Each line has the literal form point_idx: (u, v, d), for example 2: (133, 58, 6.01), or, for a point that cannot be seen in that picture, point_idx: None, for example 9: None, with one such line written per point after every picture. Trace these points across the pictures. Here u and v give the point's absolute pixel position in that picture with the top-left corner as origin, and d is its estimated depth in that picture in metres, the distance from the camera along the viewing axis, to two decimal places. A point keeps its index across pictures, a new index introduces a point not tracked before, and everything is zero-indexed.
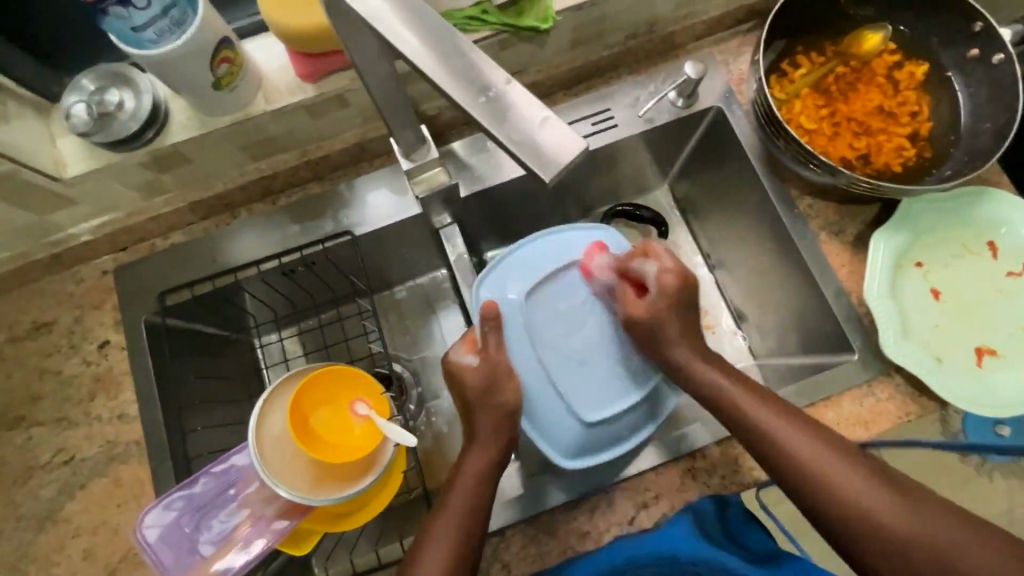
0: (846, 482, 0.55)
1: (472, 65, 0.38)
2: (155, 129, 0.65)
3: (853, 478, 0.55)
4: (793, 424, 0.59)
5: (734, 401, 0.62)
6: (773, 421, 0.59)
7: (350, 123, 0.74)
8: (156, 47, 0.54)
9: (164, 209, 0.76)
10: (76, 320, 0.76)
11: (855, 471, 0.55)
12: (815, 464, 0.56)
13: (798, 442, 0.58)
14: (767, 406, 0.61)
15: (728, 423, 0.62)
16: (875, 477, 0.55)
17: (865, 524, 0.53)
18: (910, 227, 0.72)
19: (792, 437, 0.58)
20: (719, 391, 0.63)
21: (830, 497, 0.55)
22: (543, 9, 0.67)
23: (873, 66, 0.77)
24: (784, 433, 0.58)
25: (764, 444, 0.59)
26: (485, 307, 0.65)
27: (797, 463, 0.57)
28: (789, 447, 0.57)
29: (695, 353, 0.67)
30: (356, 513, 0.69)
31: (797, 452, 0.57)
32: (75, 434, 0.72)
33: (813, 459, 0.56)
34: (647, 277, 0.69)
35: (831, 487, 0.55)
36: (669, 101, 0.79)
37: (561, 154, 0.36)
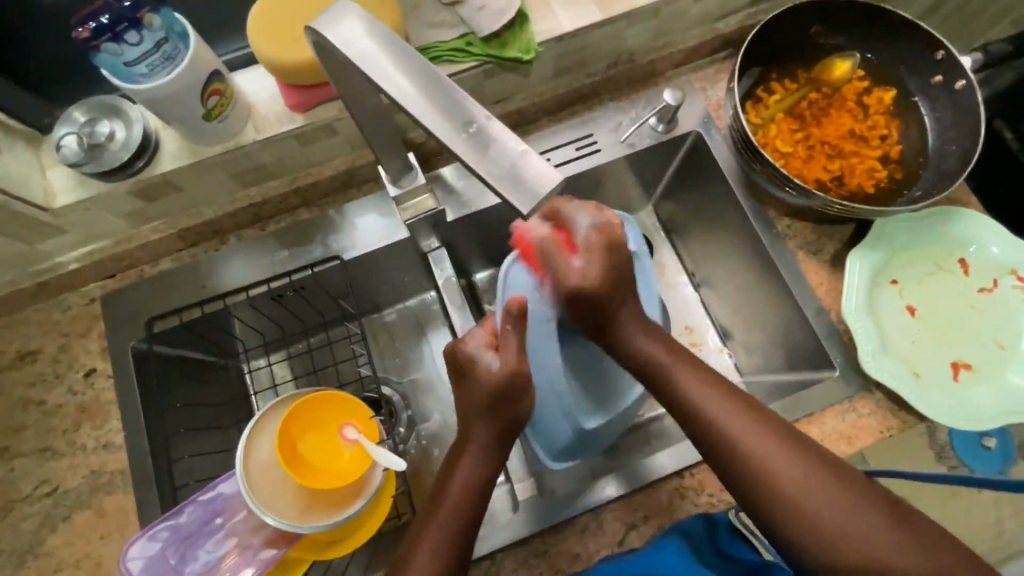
0: (771, 459, 0.52)
1: (455, 101, 0.40)
2: (145, 158, 0.65)
3: (788, 461, 0.52)
4: (732, 404, 0.55)
5: (702, 408, 0.56)
6: (745, 434, 0.54)
7: (339, 150, 0.76)
8: (147, 81, 0.56)
9: (153, 236, 0.76)
10: (62, 348, 0.75)
11: (794, 458, 0.52)
12: (754, 449, 0.53)
13: (762, 446, 0.53)
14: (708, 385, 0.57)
15: (667, 400, 0.59)
16: (803, 456, 0.52)
17: (779, 501, 0.51)
18: (884, 246, 0.74)
19: (729, 413, 0.55)
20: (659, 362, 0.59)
21: (761, 483, 0.52)
22: (526, 41, 0.70)
23: (843, 92, 0.81)
24: (750, 439, 0.53)
25: (696, 423, 0.56)
26: (510, 303, 0.55)
27: (770, 477, 0.52)
28: (726, 426, 0.54)
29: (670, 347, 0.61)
30: (345, 540, 0.69)
31: (732, 434, 0.54)
32: (58, 465, 0.71)
33: (749, 439, 0.53)
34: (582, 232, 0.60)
35: (766, 472, 0.52)
36: (650, 126, 0.82)
37: (540, 186, 0.37)
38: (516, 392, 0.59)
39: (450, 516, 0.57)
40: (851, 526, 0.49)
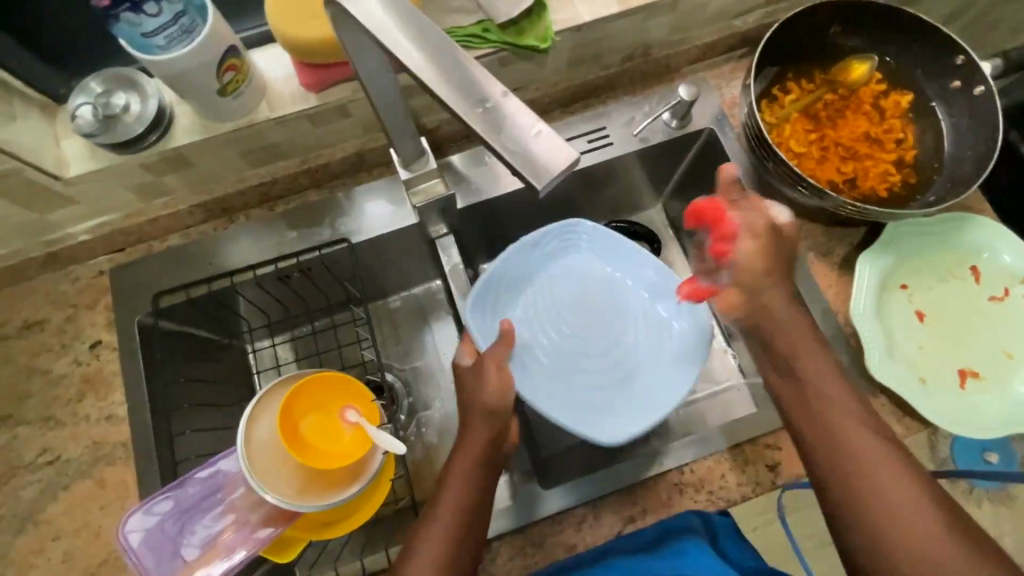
0: (885, 474, 0.52)
1: (471, 77, 0.40)
2: (158, 133, 0.65)
3: (914, 500, 0.51)
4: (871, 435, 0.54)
5: (831, 410, 0.56)
6: (867, 450, 0.53)
7: (351, 133, 0.75)
8: (164, 52, 0.56)
9: (162, 211, 0.76)
10: (68, 320, 0.76)
11: (908, 484, 0.52)
12: (885, 488, 0.52)
13: (881, 464, 0.53)
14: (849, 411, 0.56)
15: (795, 419, 0.58)
16: (920, 483, 0.52)
17: (882, 517, 0.51)
18: (895, 251, 0.73)
19: (862, 445, 0.54)
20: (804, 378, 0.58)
21: (881, 519, 0.51)
22: (543, 30, 0.69)
23: (860, 94, 0.80)
24: (871, 453, 0.53)
25: (806, 413, 0.57)
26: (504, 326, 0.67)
27: (878, 493, 0.52)
28: (856, 454, 0.53)
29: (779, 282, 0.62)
30: (344, 521, 0.69)
31: (864, 466, 0.53)
32: (61, 434, 0.72)
33: (881, 472, 0.52)
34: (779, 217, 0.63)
35: (889, 509, 0.51)
36: (663, 121, 0.81)
37: (555, 163, 0.37)
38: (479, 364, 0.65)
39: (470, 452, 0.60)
40: (936, 542, 0.49)
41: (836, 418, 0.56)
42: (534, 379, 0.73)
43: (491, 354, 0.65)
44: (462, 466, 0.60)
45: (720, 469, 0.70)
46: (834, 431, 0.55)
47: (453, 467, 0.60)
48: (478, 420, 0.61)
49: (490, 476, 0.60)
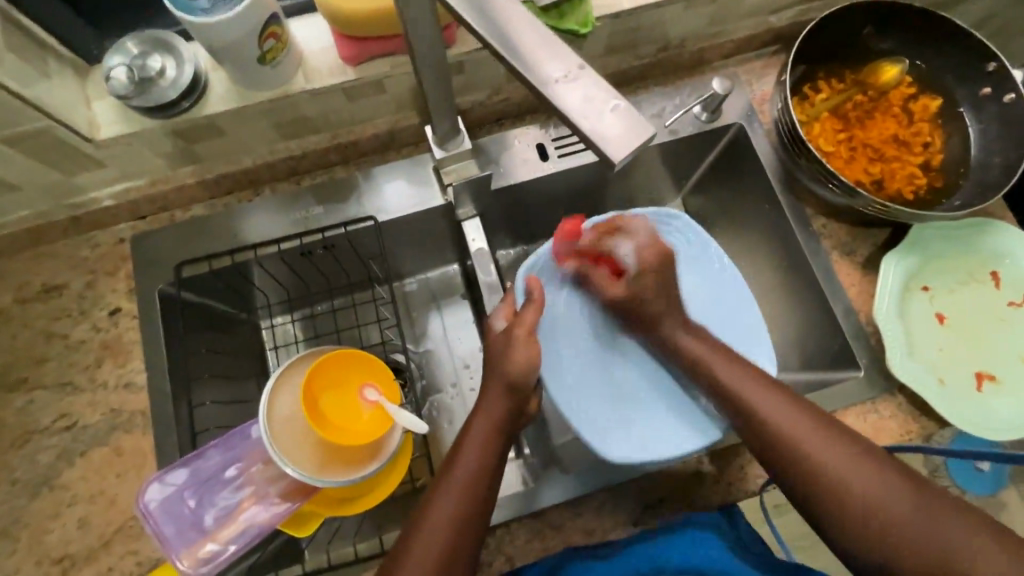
0: (799, 432, 0.60)
1: (546, 47, 0.38)
2: (192, 99, 0.65)
3: (824, 446, 0.59)
4: (792, 411, 0.62)
5: (735, 388, 0.65)
6: (774, 413, 0.62)
7: (383, 110, 0.75)
8: (207, 15, 0.55)
9: (189, 179, 0.75)
10: (88, 286, 0.75)
11: (818, 432, 0.60)
12: (821, 458, 0.58)
13: (791, 424, 0.61)
14: (773, 394, 0.63)
15: (728, 414, 0.65)
16: (830, 434, 0.60)
17: (812, 472, 0.58)
18: (918, 253, 0.74)
19: (791, 424, 0.61)
20: (723, 380, 0.66)
21: (829, 486, 0.57)
22: (584, 14, 0.69)
23: (890, 96, 0.81)
24: (779, 416, 0.61)
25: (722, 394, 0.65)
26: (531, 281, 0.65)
27: (797, 448, 0.59)
28: (762, 410, 0.62)
29: (672, 317, 0.71)
30: (362, 498, 0.68)
31: (799, 441, 0.60)
32: (78, 400, 0.71)
33: (812, 443, 0.59)
34: (624, 258, 0.70)
35: (833, 476, 0.57)
36: (693, 114, 0.81)
37: (634, 137, 0.36)
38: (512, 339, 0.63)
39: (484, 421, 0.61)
40: (859, 481, 0.56)
41: (737, 392, 0.64)
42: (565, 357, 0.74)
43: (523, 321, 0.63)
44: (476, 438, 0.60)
45: (739, 459, 0.70)
46: (764, 418, 0.61)
47: (471, 429, 0.61)
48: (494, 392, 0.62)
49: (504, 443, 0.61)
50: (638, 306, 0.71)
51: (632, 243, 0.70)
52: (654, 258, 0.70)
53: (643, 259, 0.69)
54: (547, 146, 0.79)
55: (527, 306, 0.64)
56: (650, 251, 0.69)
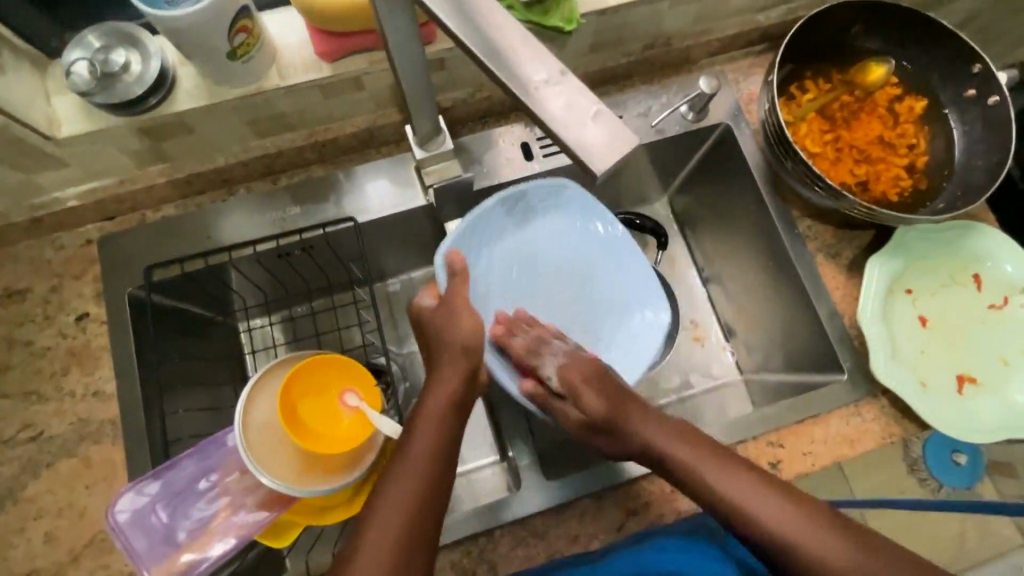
0: (756, 508, 0.53)
1: (527, 52, 0.37)
2: (159, 96, 0.62)
3: (791, 520, 0.52)
4: (764, 496, 0.53)
5: (677, 462, 0.57)
6: (722, 484, 0.55)
7: (361, 107, 0.73)
8: (171, 7, 0.52)
9: (158, 179, 0.72)
10: (53, 290, 0.72)
11: (776, 503, 0.53)
12: (766, 523, 0.52)
13: (752, 503, 0.53)
14: (725, 467, 0.55)
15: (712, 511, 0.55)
16: (792, 505, 0.53)
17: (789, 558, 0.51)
18: (902, 255, 0.74)
19: (778, 519, 0.52)
20: (693, 470, 0.56)
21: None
22: (568, 11, 0.67)
23: (875, 97, 0.80)
24: (733, 495, 0.54)
25: (673, 472, 0.57)
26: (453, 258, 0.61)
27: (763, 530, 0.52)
28: (714, 486, 0.55)
29: (632, 404, 0.61)
30: (342, 506, 0.66)
31: (782, 532, 0.52)
32: (43, 410, 0.68)
33: (797, 534, 0.51)
34: None
35: (830, 571, 0.50)
36: (679, 113, 0.80)
37: (616, 146, 0.34)
38: (453, 310, 0.59)
39: (431, 416, 0.56)
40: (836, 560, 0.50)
41: (681, 460, 0.57)
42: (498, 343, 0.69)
43: (454, 294, 0.60)
44: (428, 427, 0.56)
45: None
46: (739, 507, 0.53)
47: (419, 416, 0.57)
48: (446, 378, 0.58)
49: (457, 426, 0.57)
50: (607, 419, 0.60)
51: (553, 355, 0.63)
52: (587, 370, 0.63)
53: (578, 375, 0.62)
54: (531, 145, 0.77)
55: (453, 280, 0.61)
56: (559, 302, 0.67)
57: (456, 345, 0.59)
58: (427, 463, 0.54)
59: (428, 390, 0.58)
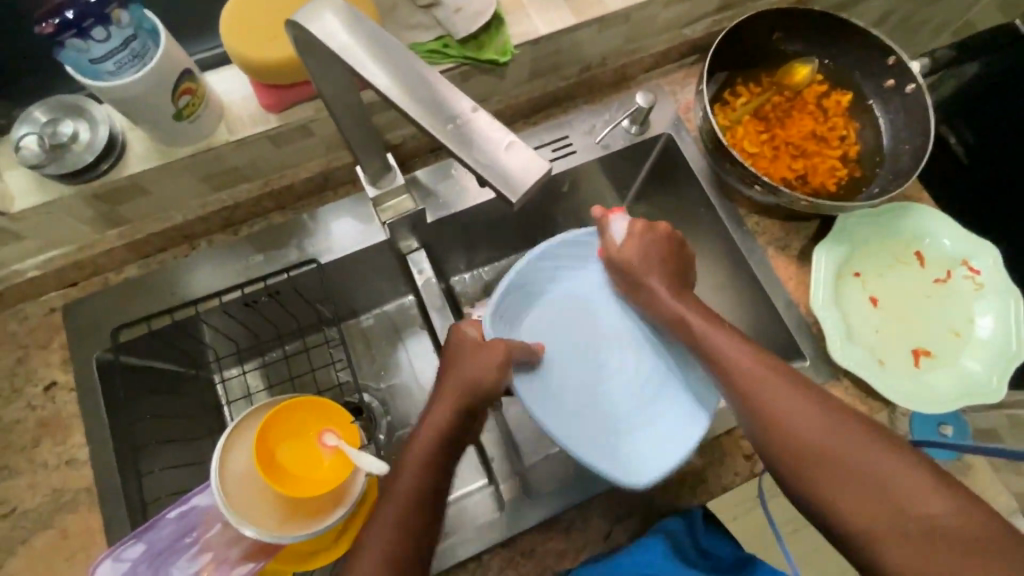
0: (812, 428, 0.55)
1: (441, 95, 0.40)
2: (111, 161, 0.63)
3: (860, 446, 0.52)
4: (762, 366, 0.60)
5: (741, 371, 0.60)
6: (778, 398, 0.57)
7: (315, 153, 0.75)
8: (114, 78, 0.54)
9: (118, 242, 0.73)
10: (20, 361, 0.72)
11: (849, 427, 0.54)
12: (828, 446, 0.53)
13: (809, 419, 0.55)
14: (790, 391, 0.57)
15: (715, 378, 0.63)
16: (864, 433, 0.53)
17: (841, 480, 0.52)
18: (847, 241, 0.78)
19: (836, 439, 0.53)
20: (706, 342, 0.64)
21: (794, 446, 0.55)
22: (502, 44, 0.70)
23: (804, 95, 0.85)
24: (795, 412, 0.56)
25: (730, 386, 0.61)
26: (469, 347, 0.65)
27: (816, 445, 0.54)
28: (774, 404, 0.57)
29: (666, 278, 0.70)
30: (326, 550, 0.66)
31: (759, 385, 0.58)
32: (16, 485, 0.68)
33: (852, 457, 0.52)
34: (617, 234, 0.73)
35: (802, 434, 0.55)
36: (623, 128, 0.83)
37: (528, 176, 0.37)
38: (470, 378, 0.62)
39: (431, 432, 0.60)
40: (902, 484, 0.50)
41: (731, 368, 0.61)
42: (552, 411, 0.67)
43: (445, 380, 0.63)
44: (416, 453, 0.59)
45: (701, 463, 0.71)
46: (791, 419, 0.56)
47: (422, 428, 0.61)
48: (440, 407, 0.61)
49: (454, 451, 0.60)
50: (641, 268, 0.71)
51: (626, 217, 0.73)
52: (649, 232, 0.72)
53: (643, 234, 0.72)
54: None
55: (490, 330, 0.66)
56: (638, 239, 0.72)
57: (455, 379, 0.62)
58: (419, 493, 0.57)
59: (421, 425, 0.61)
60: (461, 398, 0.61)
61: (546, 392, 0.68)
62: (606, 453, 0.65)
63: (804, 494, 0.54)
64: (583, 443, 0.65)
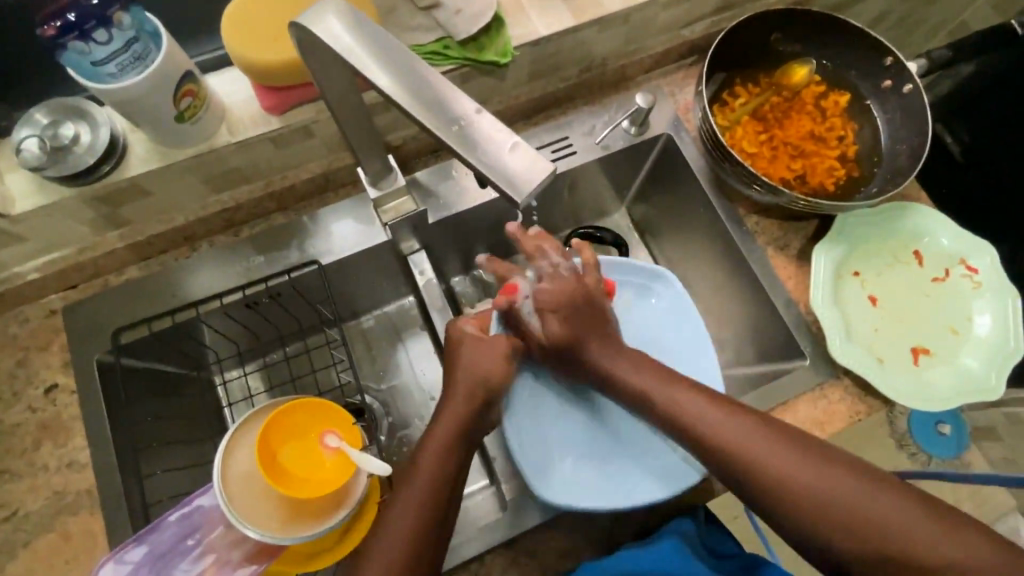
0: (795, 477, 0.54)
1: (445, 97, 0.40)
2: (112, 162, 0.63)
3: (846, 487, 0.53)
4: (738, 420, 0.58)
5: (715, 431, 0.58)
6: (760, 451, 0.56)
7: (315, 154, 0.75)
8: (116, 81, 0.54)
9: (118, 244, 0.73)
10: (20, 364, 0.72)
11: (834, 470, 0.54)
12: (817, 494, 0.53)
13: (792, 470, 0.54)
14: (770, 442, 0.56)
15: (686, 441, 0.60)
16: (850, 473, 0.54)
17: (831, 525, 0.52)
18: (846, 240, 0.78)
19: (823, 485, 0.53)
20: (668, 402, 0.61)
21: (781, 502, 0.54)
22: (502, 45, 0.71)
23: (802, 96, 0.85)
24: (777, 465, 0.55)
25: (707, 446, 0.58)
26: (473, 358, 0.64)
27: (804, 496, 0.53)
28: (755, 458, 0.56)
29: (601, 333, 0.66)
30: (329, 551, 0.66)
31: (742, 449, 0.56)
32: (17, 488, 0.67)
33: (840, 501, 0.52)
34: (523, 300, 0.66)
35: (787, 487, 0.54)
36: (622, 128, 0.84)
37: (532, 176, 0.37)
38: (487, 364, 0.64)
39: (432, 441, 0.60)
40: (895, 521, 0.51)
41: (707, 426, 0.58)
42: (548, 454, 0.69)
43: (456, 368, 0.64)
44: (427, 458, 0.59)
45: None
46: (774, 473, 0.55)
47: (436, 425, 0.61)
48: (456, 393, 0.62)
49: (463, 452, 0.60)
50: (567, 335, 0.65)
51: (535, 277, 0.66)
52: (563, 286, 0.66)
53: (549, 293, 0.65)
54: None
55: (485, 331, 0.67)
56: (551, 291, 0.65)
57: (472, 377, 0.63)
58: (436, 484, 0.57)
59: (434, 423, 0.61)
60: (478, 398, 0.62)
61: (541, 442, 0.69)
62: (598, 490, 0.66)
63: (797, 538, 0.55)
64: (573, 482, 0.67)
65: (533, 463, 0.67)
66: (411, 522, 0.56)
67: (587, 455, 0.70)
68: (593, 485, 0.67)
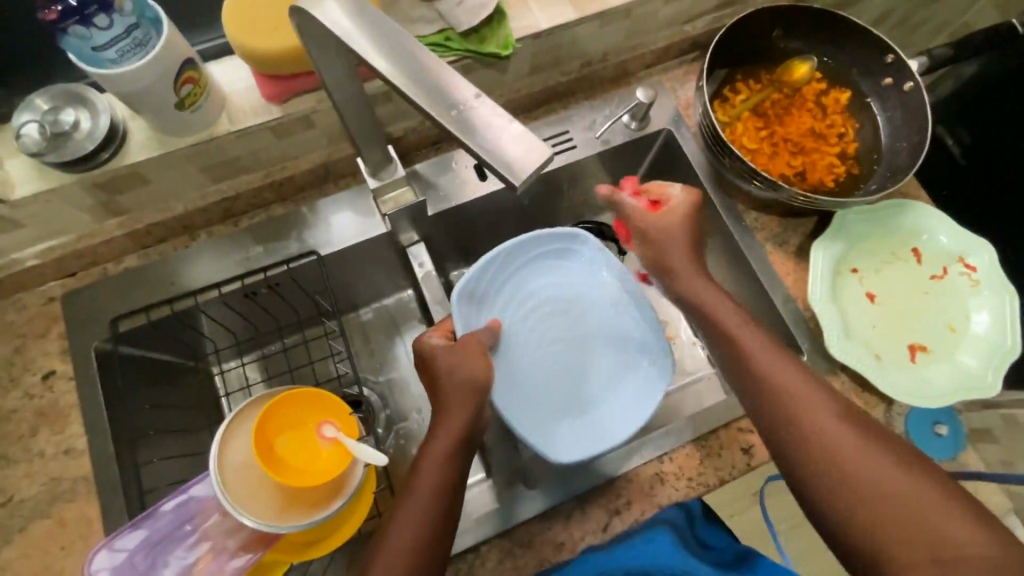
0: (822, 432, 0.54)
1: (443, 82, 0.40)
2: (112, 149, 0.63)
3: (870, 455, 0.51)
4: (782, 367, 0.58)
5: (755, 369, 0.59)
6: (797, 400, 0.56)
7: (316, 144, 0.75)
8: (116, 66, 0.54)
9: (117, 231, 0.73)
10: (17, 351, 0.72)
11: (860, 436, 0.53)
12: (840, 451, 0.52)
13: (824, 423, 0.54)
14: (809, 395, 0.56)
15: (734, 377, 0.61)
16: (874, 444, 0.52)
17: (849, 488, 0.51)
18: (845, 237, 0.78)
19: (848, 446, 0.52)
20: (727, 335, 0.62)
21: (806, 450, 0.54)
22: (504, 37, 0.71)
23: (803, 92, 0.85)
24: (808, 414, 0.55)
25: (747, 386, 0.59)
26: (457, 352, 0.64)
27: (828, 452, 0.52)
28: (790, 404, 0.56)
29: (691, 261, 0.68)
30: (324, 541, 0.66)
31: (779, 391, 0.57)
32: (13, 474, 0.67)
33: (860, 464, 0.51)
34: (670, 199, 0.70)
35: (814, 439, 0.54)
36: (623, 123, 0.84)
37: (530, 162, 0.37)
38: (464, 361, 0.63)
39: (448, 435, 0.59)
40: (912, 498, 0.49)
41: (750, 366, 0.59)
42: (533, 411, 0.69)
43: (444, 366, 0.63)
44: (432, 459, 0.58)
45: (699, 455, 0.72)
46: (802, 419, 0.55)
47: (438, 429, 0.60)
48: (457, 393, 0.61)
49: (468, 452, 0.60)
50: (674, 251, 0.68)
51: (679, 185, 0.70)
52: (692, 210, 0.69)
53: (684, 208, 0.69)
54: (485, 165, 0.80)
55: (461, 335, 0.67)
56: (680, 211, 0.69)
57: (463, 385, 0.62)
58: (442, 487, 0.57)
59: (435, 431, 0.60)
60: (472, 403, 0.61)
61: (526, 394, 0.69)
62: (583, 442, 0.68)
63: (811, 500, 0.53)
64: (565, 436, 0.68)
65: (536, 432, 0.67)
66: (414, 532, 0.55)
67: (567, 407, 0.70)
68: (582, 436, 0.69)
